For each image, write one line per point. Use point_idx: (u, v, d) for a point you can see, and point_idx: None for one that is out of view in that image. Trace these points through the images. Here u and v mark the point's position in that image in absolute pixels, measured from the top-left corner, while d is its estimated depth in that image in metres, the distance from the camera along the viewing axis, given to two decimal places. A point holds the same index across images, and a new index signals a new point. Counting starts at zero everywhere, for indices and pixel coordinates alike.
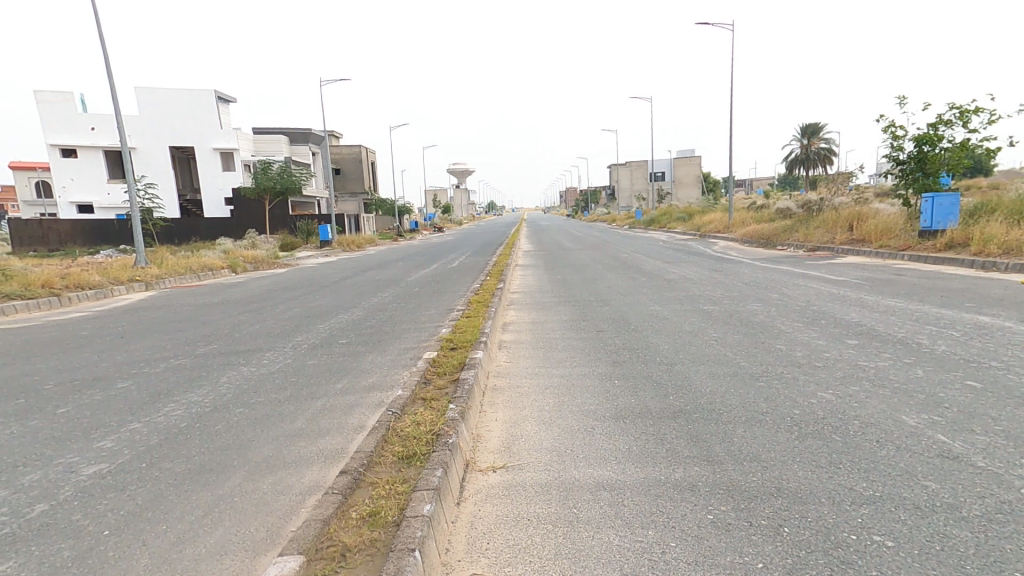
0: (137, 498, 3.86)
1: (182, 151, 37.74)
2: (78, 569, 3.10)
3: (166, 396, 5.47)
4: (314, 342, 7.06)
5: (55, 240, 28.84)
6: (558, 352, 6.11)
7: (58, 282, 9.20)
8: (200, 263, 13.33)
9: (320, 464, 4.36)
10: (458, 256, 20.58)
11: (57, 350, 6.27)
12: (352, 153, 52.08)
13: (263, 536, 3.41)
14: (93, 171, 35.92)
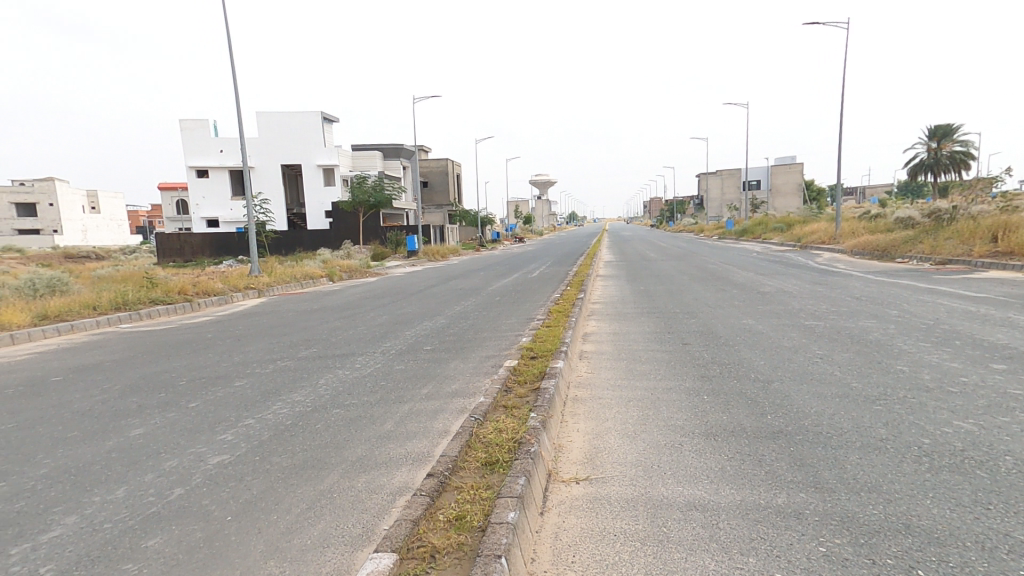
0: (252, 488, 4.25)
1: (293, 168, 41.31)
2: (207, 550, 3.47)
3: (274, 395, 5.99)
4: (401, 348, 7.41)
5: (188, 251, 32.54)
6: (642, 364, 5.98)
7: (191, 288, 10.36)
8: (302, 271, 14.50)
9: (408, 466, 4.57)
10: (538, 265, 20.85)
11: (188, 350, 7.09)
12: (440, 167, 54.44)
13: (359, 532, 3.63)
14: (219, 189, 40.27)
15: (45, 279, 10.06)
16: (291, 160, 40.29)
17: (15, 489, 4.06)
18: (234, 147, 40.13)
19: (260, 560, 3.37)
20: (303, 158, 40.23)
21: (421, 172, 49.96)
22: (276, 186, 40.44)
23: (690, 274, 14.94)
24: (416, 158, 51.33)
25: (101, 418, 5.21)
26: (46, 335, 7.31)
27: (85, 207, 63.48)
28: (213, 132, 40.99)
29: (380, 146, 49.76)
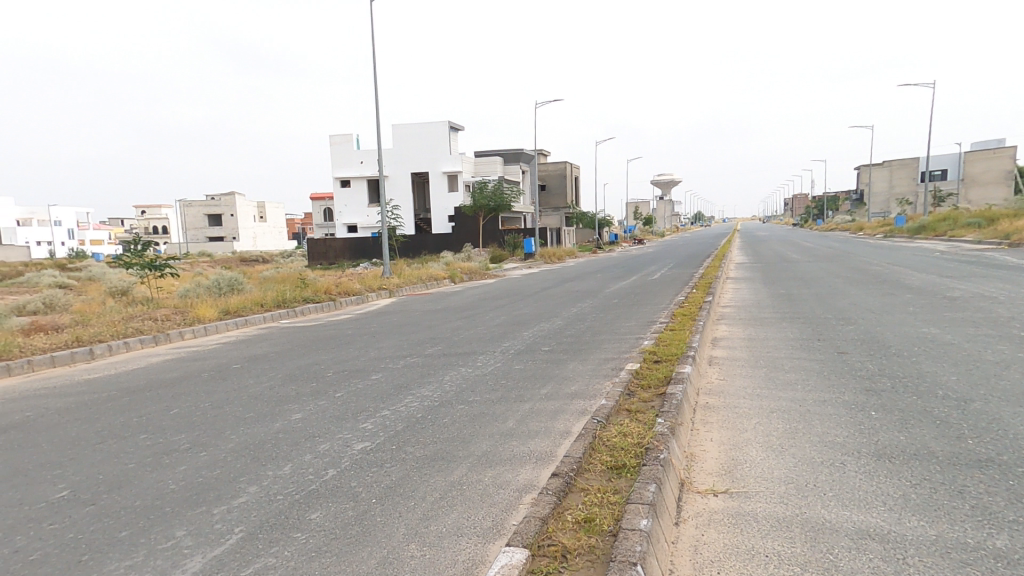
0: (392, 475, 4.58)
1: (421, 177, 44.23)
2: (359, 528, 3.80)
3: (406, 388, 6.42)
4: (520, 348, 7.51)
5: (332, 255, 35.98)
6: (785, 373, 5.53)
7: (334, 289, 11.48)
8: (427, 273, 15.45)
9: (532, 464, 4.64)
10: (659, 268, 20.22)
11: (333, 344, 7.85)
12: (558, 171, 55.01)
13: (490, 524, 3.76)
14: (358, 197, 44.31)
15: (225, 279, 11.73)
16: (419, 168, 43.18)
17: (211, 458, 4.77)
18: (372, 159, 43.84)
19: (403, 542, 3.61)
20: (430, 166, 42.84)
21: (540, 177, 50.81)
22: (406, 194, 43.66)
23: (845, 277, 13.56)
24: (535, 164, 52.28)
25: (268, 402, 5.93)
26: (227, 327, 8.49)
27: (253, 217, 73.83)
28: (355, 145, 45.21)
29: (500, 152, 51.50)
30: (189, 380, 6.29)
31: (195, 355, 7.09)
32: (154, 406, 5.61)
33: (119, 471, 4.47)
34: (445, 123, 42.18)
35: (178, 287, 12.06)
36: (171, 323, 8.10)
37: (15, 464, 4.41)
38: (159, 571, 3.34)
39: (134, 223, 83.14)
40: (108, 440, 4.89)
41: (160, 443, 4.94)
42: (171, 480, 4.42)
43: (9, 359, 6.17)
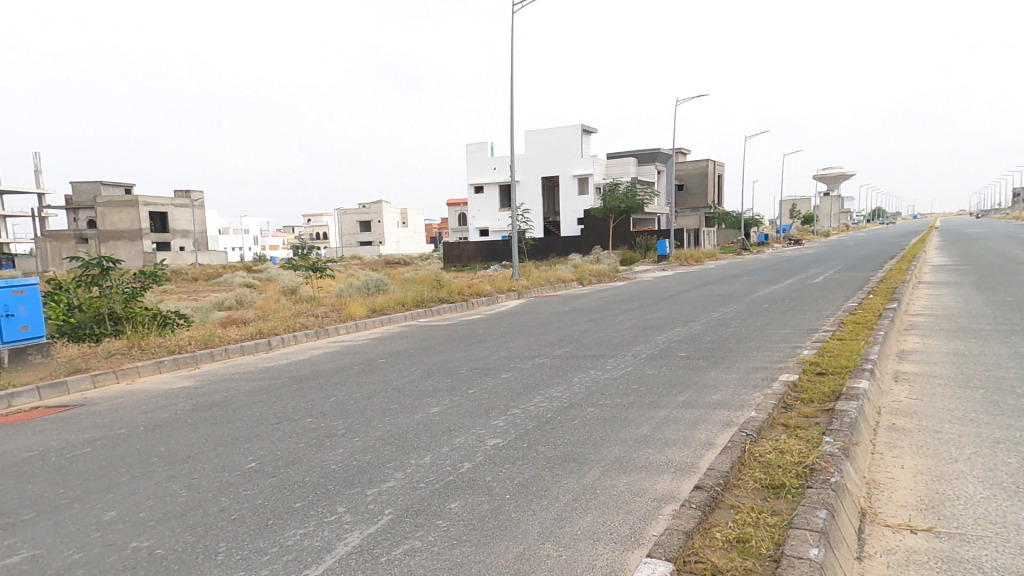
0: (524, 472, 4.37)
1: (551, 181, 44.98)
2: (495, 521, 3.79)
3: (535, 388, 6.03)
4: (653, 352, 7.09)
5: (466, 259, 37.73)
6: (1008, 400, 4.58)
7: (467, 290, 12.06)
8: (556, 276, 15.59)
9: (671, 474, 4.02)
10: (820, 271, 18.09)
11: (467, 343, 8.15)
12: (698, 169, 52.18)
13: (627, 531, 3.41)
14: (491, 203, 46.32)
15: (373, 280, 12.90)
16: (550, 172, 43.96)
17: (363, 444, 5.15)
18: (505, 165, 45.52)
19: (538, 540, 3.49)
20: (561, 170, 43.39)
21: (676, 176, 48.38)
22: (536, 198, 44.82)
23: None
24: (671, 162, 49.96)
25: (408, 393, 6.23)
26: (374, 325, 9.31)
27: (398, 223, 80.73)
28: (490, 152, 47.35)
29: (632, 152, 50.20)
30: (344, 371, 6.93)
31: (349, 349, 7.84)
32: (318, 392, 6.27)
33: (292, 449, 5.07)
34: (577, 127, 42.45)
35: (335, 287, 13.56)
36: (330, 320, 9.08)
37: (217, 436, 5.22)
38: (325, 543, 3.70)
39: (304, 232, 96.24)
40: (283, 421, 5.58)
41: (323, 427, 5.48)
42: (332, 461, 4.89)
43: (211, 347, 7.32)
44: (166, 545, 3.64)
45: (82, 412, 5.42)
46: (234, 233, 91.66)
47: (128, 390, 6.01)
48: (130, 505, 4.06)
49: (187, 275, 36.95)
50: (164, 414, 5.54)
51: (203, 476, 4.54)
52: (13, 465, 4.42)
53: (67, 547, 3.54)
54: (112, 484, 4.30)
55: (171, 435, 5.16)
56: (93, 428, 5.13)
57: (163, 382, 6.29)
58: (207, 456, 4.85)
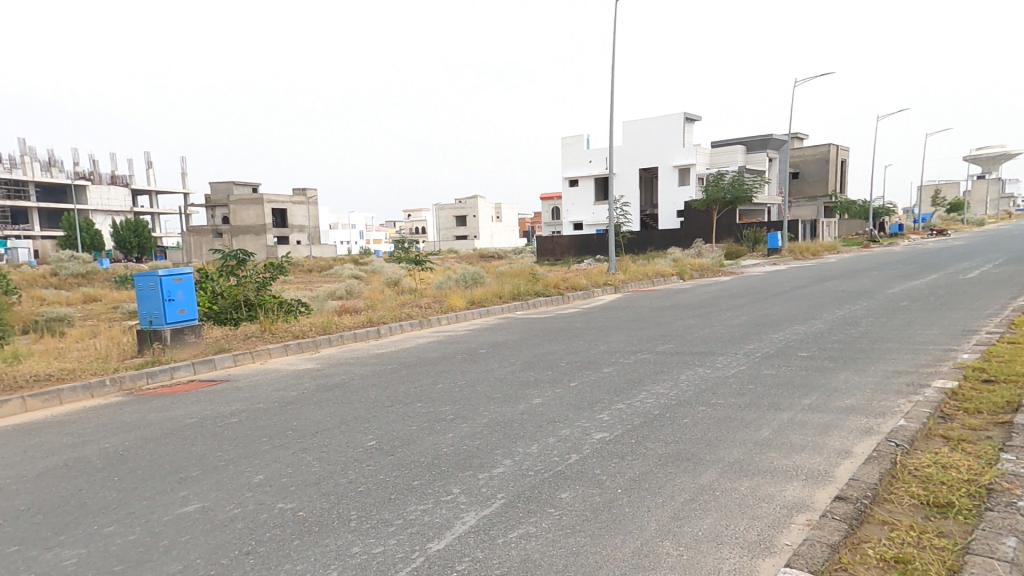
0: (634, 467, 4.19)
1: (650, 172, 44.14)
2: (608, 514, 3.66)
3: (639, 384, 5.92)
4: (769, 351, 6.69)
5: (559, 252, 37.81)
6: None
7: (563, 284, 12.09)
8: (654, 270, 15.25)
9: (802, 481, 3.76)
10: (967, 265, 16.03)
11: (565, 336, 8.17)
12: (819, 155, 48.33)
13: (756, 537, 3.17)
14: (586, 196, 46.05)
15: (470, 273, 13.32)
16: (648, 163, 43.05)
17: (472, 430, 5.29)
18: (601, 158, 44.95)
19: (656, 537, 3.32)
20: (661, 160, 42.11)
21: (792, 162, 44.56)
22: (634, 190, 44.11)
23: None
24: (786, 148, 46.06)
25: (512, 382, 6.33)
26: (473, 316, 9.61)
27: (491, 217, 82.22)
28: (587, 145, 47.03)
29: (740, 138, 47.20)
30: (447, 360, 7.21)
31: (451, 340, 8.14)
32: (424, 379, 6.57)
33: (406, 431, 5.36)
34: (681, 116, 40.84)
35: (434, 279, 14.18)
36: (432, 310, 9.51)
37: (340, 415, 5.65)
38: (444, 520, 3.89)
39: (405, 226, 101.49)
40: (396, 405, 5.92)
41: (432, 412, 5.73)
42: (444, 445, 5.08)
43: (328, 333, 7.92)
44: (306, 509, 4.00)
45: (228, 387, 6.10)
46: (342, 227, 98.59)
47: (259, 370, 6.66)
48: (274, 471, 4.50)
49: (308, 266, 40.42)
50: (293, 392, 6.09)
51: (331, 450, 4.94)
52: (179, 429, 5.07)
53: (228, 502, 3.99)
54: (257, 451, 4.80)
55: (301, 411, 5.66)
56: (238, 401, 5.76)
57: (288, 363, 6.92)
58: (333, 433, 5.27)
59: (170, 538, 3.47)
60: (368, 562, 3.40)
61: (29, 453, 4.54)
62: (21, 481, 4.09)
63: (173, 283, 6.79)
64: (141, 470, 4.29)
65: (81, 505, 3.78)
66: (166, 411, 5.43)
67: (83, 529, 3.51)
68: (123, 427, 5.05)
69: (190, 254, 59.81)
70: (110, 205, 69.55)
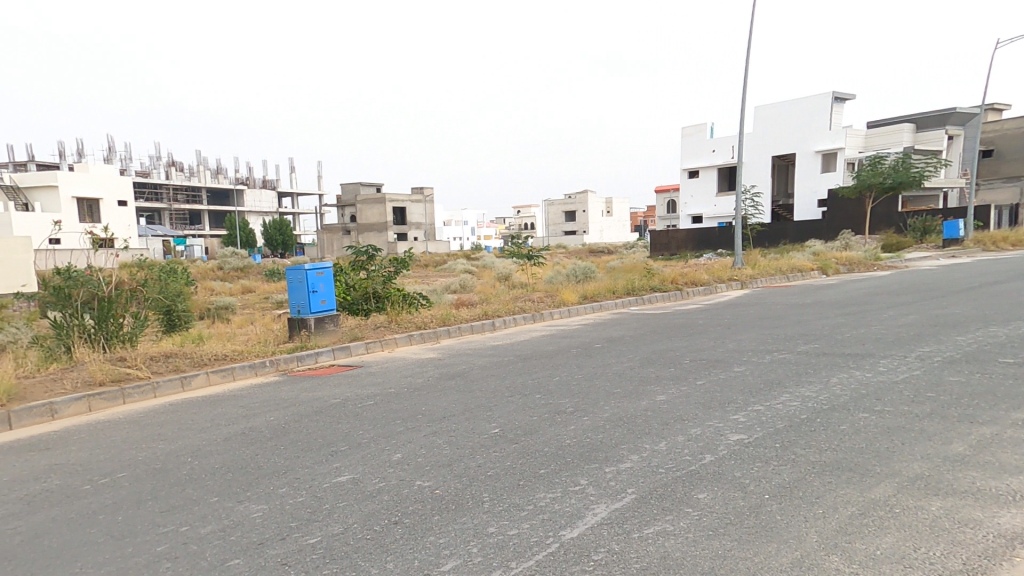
0: (783, 474, 3.85)
1: (786, 159, 40.94)
2: (756, 520, 3.36)
3: (779, 386, 5.47)
4: (950, 357, 5.84)
5: (675, 246, 36.50)
6: None
7: (681, 279, 11.71)
8: (790, 266, 14.22)
9: (1017, 509, 3.21)
10: None
11: (688, 333, 7.83)
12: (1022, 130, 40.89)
13: (960, 566, 2.76)
14: (707, 187, 43.89)
15: (580, 267, 13.30)
16: (787, 150, 39.95)
17: (594, 423, 5.15)
18: (727, 147, 42.49)
19: (822, 550, 3.01)
20: (802, 146, 38.78)
21: (979, 136, 37.76)
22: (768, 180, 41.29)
23: None
24: (977, 121, 39.61)
25: (634, 378, 6.16)
26: (586, 310, 9.57)
27: (602, 212, 80.85)
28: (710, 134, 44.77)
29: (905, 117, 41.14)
30: (563, 354, 7.21)
31: (566, 333, 8.15)
32: (540, 372, 6.61)
33: (528, 420, 5.38)
34: (828, 96, 37.21)
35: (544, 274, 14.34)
36: (544, 304, 9.59)
37: (463, 402, 5.86)
38: (575, 509, 3.75)
39: (516, 223, 103.17)
40: (515, 395, 6.00)
41: (552, 404, 5.70)
42: (566, 435, 4.97)
43: (448, 325, 8.29)
44: (442, 488, 4.15)
45: (362, 372, 6.62)
46: (455, 224, 102.80)
47: (390, 357, 7.14)
48: (409, 451, 4.76)
49: (427, 262, 42.83)
50: (419, 379, 6.46)
51: (458, 435, 5.11)
52: (325, 408, 5.57)
53: (373, 476, 4.28)
54: (393, 432, 5.12)
55: (428, 398, 5.96)
56: (372, 385, 6.22)
57: (414, 352, 7.34)
58: (459, 418, 5.47)
59: (329, 503, 3.80)
60: (504, 542, 3.41)
61: (214, 420, 5.26)
62: (213, 443, 4.74)
63: (316, 276, 7.56)
64: (301, 442, 4.77)
65: (256, 468, 4.28)
66: (313, 391, 6.00)
67: (261, 488, 3.96)
68: (282, 403, 5.66)
69: (325, 249, 65.90)
70: (261, 206, 78.83)
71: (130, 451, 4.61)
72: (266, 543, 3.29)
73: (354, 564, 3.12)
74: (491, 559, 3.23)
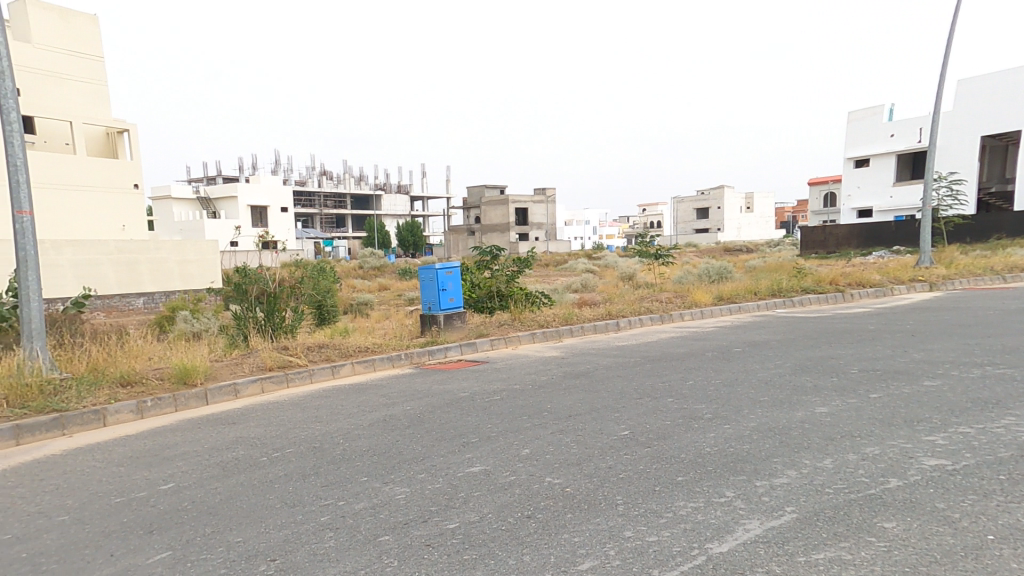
0: (1012, 514, 3.10)
1: (1001, 139, 34.29)
2: (975, 564, 2.73)
3: (995, 408, 4.47)
4: None
5: (833, 243, 32.55)
6: None
7: (841, 281, 10.56)
8: (1003, 266, 12.10)
9: None
10: None
11: (856, 340, 6.83)
12: None
13: None
14: (882, 176, 38.51)
15: (714, 268, 12.55)
16: (1002, 128, 33.29)
17: (737, 432, 4.64)
18: (912, 130, 37.04)
19: None
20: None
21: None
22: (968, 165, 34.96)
23: None
24: None
25: (785, 387, 5.49)
26: (721, 313, 8.89)
27: (739, 209, 74.81)
28: (887, 116, 39.46)
29: None
30: (697, 357, 6.71)
31: (699, 336, 7.61)
32: (672, 375, 6.19)
33: (662, 424, 5.02)
34: None
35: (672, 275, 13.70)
36: (674, 305, 9.09)
37: (590, 401, 5.68)
38: (722, 522, 3.36)
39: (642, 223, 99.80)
40: (645, 398, 5.66)
41: (687, 409, 5.28)
42: (706, 443, 4.54)
43: (570, 324, 8.18)
44: (573, 486, 3.98)
45: (488, 367, 6.75)
46: (576, 224, 102.51)
47: (514, 354, 7.22)
48: (537, 447, 4.69)
49: (548, 261, 43.17)
50: (543, 376, 6.41)
51: (586, 435, 4.92)
52: (455, 400, 5.75)
53: (504, 469, 4.28)
54: (521, 427, 5.10)
55: (553, 395, 5.88)
56: (498, 381, 6.31)
57: (537, 349, 7.35)
58: (586, 418, 5.30)
59: (466, 492, 3.86)
60: (644, 548, 3.16)
61: (359, 407, 5.69)
62: (360, 427, 5.12)
63: (446, 275, 7.92)
64: (435, 431, 4.95)
65: (399, 453, 4.52)
66: (444, 384, 6.25)
67: (403, 472, 4.15)
68: (417, 394, 5.96)
69: (452, 250, 69.48)
70: (395, 210, 85.49)
71: (293, 430, 5.14)
72: (410, 524, 3.41)
73: (492, 553, 3.11)
74: (631, 564, 3.01)
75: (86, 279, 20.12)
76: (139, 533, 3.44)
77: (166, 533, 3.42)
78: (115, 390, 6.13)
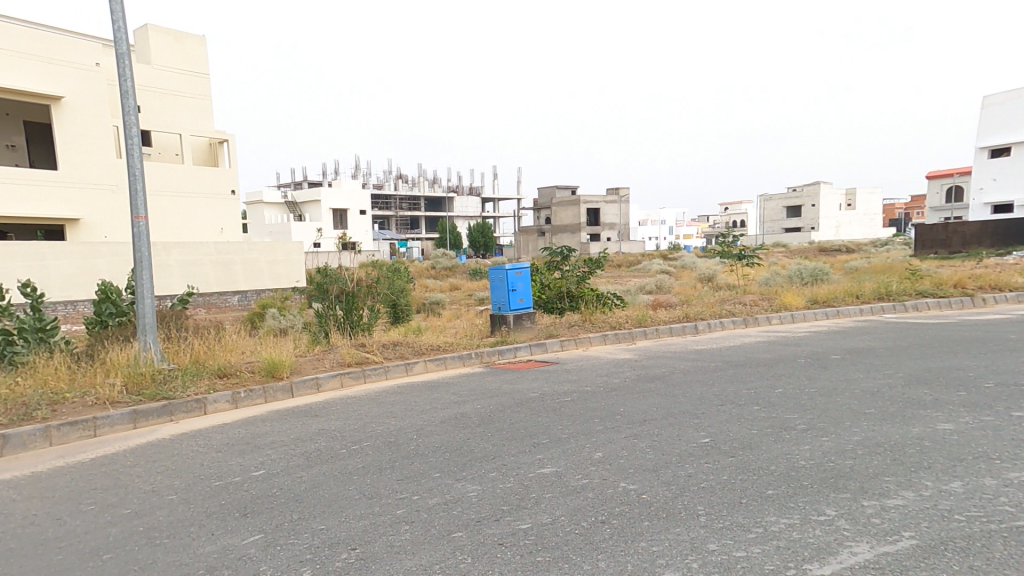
0: None
1: None
2: None
3: None
4: None
5: (958, 241, 28.95)
6: None
7: (964, 284, 9.42)
8: None
9: None
10: None
11: (986, 350, 5.99)
12: None
13: None
14: None
15: (808, 270, 11.68)
16: None
17: (837, 446, 4.18)
18: None
19: None
20: None
21: None
22: None
23: None
24: None
25: (897, 400, 4.89)
26: (815, 317, 8.19)
27: (839, 206, 68.61)
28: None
29: None
30: (788, 363, 6.18)
31: (789, 341, 7.03)
32: (759, 381, 5.73)
33: (747, 433, 4.63)
34: None
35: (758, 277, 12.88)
36: (760, 308, 8.50)
37: (666, 406, 5.38)
38: (825, 542, 3.00)
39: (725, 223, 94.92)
40: (727, 404, 5.27)
41: (776, 419, 4.84)
42: (800, 456, 4.12)
43: (644, 326, 7.87)
44: (650, 494, 3.74)
45: (558, 368, 6.62)
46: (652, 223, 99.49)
47: (585, 355, 7.03)
48: (611, 451, 4.48)
49: (621, 262, 42.19)
50: (616, 379, 6.18)
51: (663, 441, 4.65)
52: (525, 400, 5.66)
53: (577, 472, 4.12)
54: (592, 430, 4.91)
55: (626, 399, 5.63)
56: (569, 382, 6.15)
57: (609, 351, 7.10)
58: (662, 423, 5.01)
59: (537, 493, 3.74)
60: (732, 564, 2.88)
61: (431, 404, 5.76)
62: (432, 424, 5.17)
63: (515, 275, 7.89)
64: (506, 431, 4.89)
65: (470, 451, 4.49)
66: (513, 384, 6.19)
67: (474, 470, 4.11)
68: (487, 393, 5.94)
69: (522, 250, 69.80)
70: (467, 211, 87.27)
71: (370, 424, 5.29)
72: (482, 522, 3.34)
73: (566, 556, 2.97)
74: None
75: (191, 278, 22.29)
76: (235, 515, 3.64)
77: (257, 517, 3.59)
78: (213, 381, 6.64)
